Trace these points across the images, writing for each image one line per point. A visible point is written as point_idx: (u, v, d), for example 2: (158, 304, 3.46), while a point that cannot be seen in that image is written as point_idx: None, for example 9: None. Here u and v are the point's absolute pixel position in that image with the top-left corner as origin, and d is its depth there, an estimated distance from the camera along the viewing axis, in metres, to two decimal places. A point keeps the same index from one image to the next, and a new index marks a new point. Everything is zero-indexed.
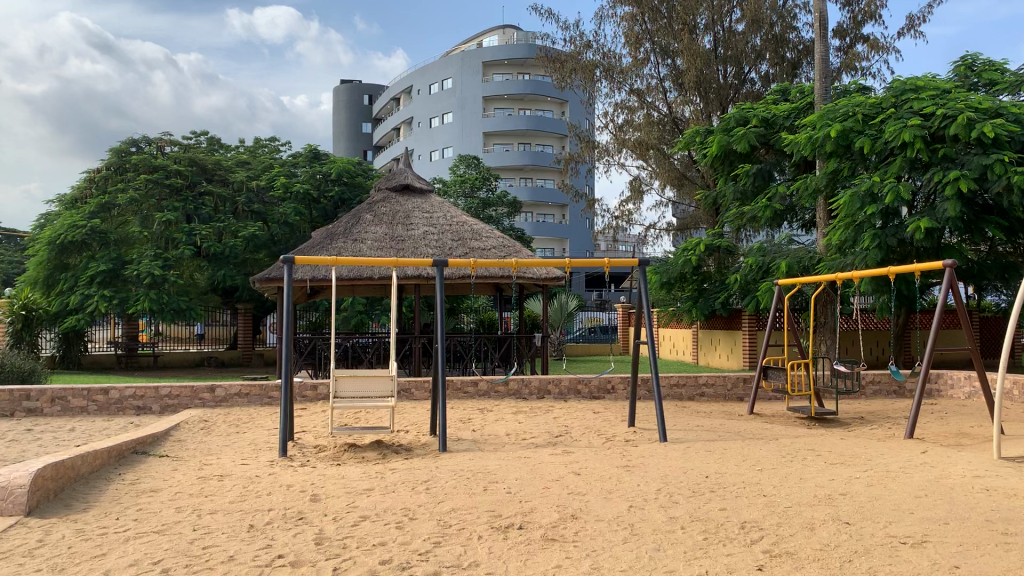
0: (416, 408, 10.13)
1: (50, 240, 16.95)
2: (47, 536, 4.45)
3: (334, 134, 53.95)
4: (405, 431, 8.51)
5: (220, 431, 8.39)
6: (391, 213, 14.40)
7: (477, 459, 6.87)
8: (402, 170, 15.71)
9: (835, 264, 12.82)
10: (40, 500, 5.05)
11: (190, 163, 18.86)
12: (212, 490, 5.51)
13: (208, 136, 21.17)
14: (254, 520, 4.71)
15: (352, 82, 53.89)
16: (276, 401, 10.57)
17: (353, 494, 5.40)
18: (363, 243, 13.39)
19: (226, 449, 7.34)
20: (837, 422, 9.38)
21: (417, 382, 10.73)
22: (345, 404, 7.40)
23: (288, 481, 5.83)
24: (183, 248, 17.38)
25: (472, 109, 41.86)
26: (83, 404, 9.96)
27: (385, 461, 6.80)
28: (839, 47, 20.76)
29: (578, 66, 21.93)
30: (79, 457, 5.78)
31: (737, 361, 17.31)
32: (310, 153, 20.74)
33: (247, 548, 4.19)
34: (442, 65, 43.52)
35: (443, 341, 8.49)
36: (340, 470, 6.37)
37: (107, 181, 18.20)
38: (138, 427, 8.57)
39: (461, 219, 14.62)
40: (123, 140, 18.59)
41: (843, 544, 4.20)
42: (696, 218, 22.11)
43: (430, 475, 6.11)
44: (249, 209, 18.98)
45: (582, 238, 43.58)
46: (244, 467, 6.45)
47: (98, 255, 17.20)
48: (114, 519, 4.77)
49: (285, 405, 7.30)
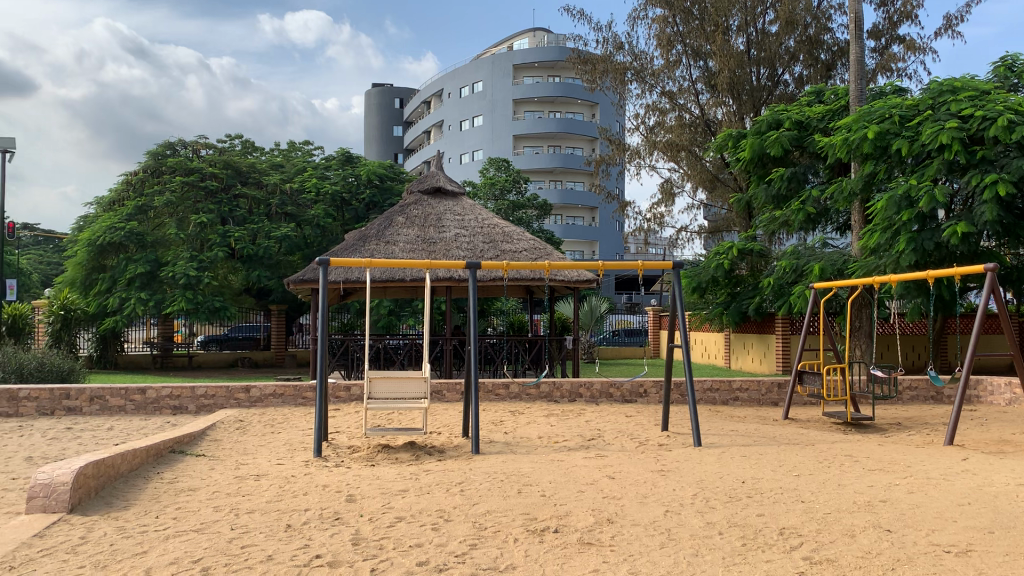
0: (448, 410, 10.14)
1: (89, 242, 17.26)
2: (89, 533, 4.52)
3: (365, 138, 54.46)
4: (438, 433, 8.55)
5: (256, 431, 8.47)
6: (423, 216, 14.45)
7: (511, 461, 6.87)
8: (433, 173, 15.77)
9: (869, 267, 12.66)
10: (81, 498, 5.12)
11: (224, 165, 19.08)
12: (249, 490, 5.55)
13: (242, 139, 21.46)
14: (291, 520, 4.74)
15: (383, 86, 54.24)
16: (310, 401, 10.64)
17: (388, 495, 5.42)
18: (395, 246, 13.46)
19: (262, 449, 7.41)
20: (873, 428, 9.24)
21: (449, 384, 10.76)
22: (379, 405, 7.43)
23: (324, 481, 5.86)
24: (218, 249, 17.57)
25: (502, 112, 41.93)
26: (121, 403, 10.10)
27: (419, 463, 6.83)
28: (874, 48, 20.51)
29: (609, 68, 21.85)
30: (120, 455, 5.86)
31: (770, 366, 17.15)
32: (343, 156, 20.85)
33: (285, 548, 4.21)
34: (473, 69, 43.61)
35: (476, 342, 8.45)
36: (375, 471, 6.40)
37: (144, 183, 18.53)
38: (174, 427, 8.67)
39: (493, 222, 14.65)
40: (160, 143, 18.82)
41: (885, 552, 4.14)
42: (729, 221, 21.94)
43: (465, 477, 6.11)
44: (283, 211, 19.24)
45: (611, 240, 43.47)
46: (280, 466, 6.50)
47: (135, 257, 17.49)
48: (154, 518, 4.82)
49: (319, 406, 7.32)
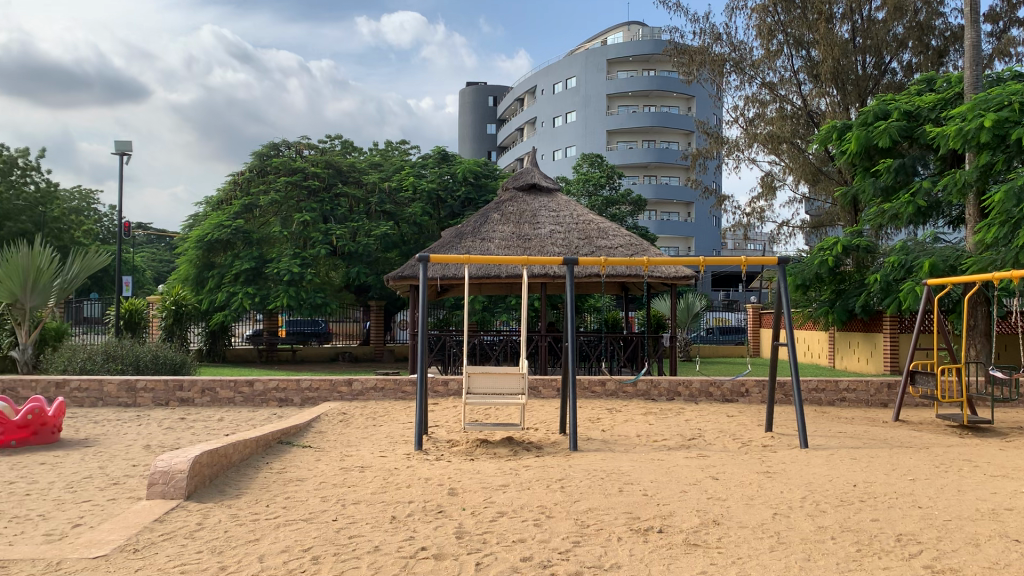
0: (545, 407, 10.13)
1: (199, 240, 18.03)
2: (204, 520, 4.69)
3: (459, 136, 55.05)
4: (536, 429, 8.54)
5: (358, 424, 8.65)
6: (518, 212, 14.48)
7: (611, 459, 6.80)
8: (528, 170, 15.78)
9: (986, 262, 12.00)
10: (197, 486, 5.33)
11: (326, 165, 19.58)
12: (354, 481, 5.66)
13: (342, 139, 22.03)
14: (395, 512, 4.81)
15: (477, 84, 54.71)
16: (409, 395, 10.81)
17: (489, 490, 5.44)
18: (491, 242, 13.54)
19: (365, 441, 7.55)
20: (993, 433, 8.76)
21: (545, 380, 10.75)
22: (477, 400, 7.47)
23: (426, 475, 5.93)
24: (320, 247, 18.06)
25: (596, 108, 41.66)
26: (230, 395, 10.50)
27: (518, 459, 6.83)
28: (992, 33, 19.45)
29: (706, 60, 21.42)
30: (232, 445, 6.08)
31: (877, 366, 16.51)
32: (439, 155, 21.11)
33: (391, 539, 4.27)
34: (566, 65, 43.51)
35: (574, 338, 8.39)
36: (475, 465, 6.44)
37: (250, 183, 19.23)
38: (280, 418, 8.95)
39: (588, 218, 14.56)
40: (265, 144, 19.51)
41: (1015, 564, 3.90)
42: (832, 215, 21.23)
43: (565, 474, 6.07)
44: (381, 209, 19.56)
45: (708, 236, 42.66)
46: (383, 459, 6.61)
47: (241, 254, 18.15)
48: (265, 506, 4.97)
49: (419, 401, 7.41)
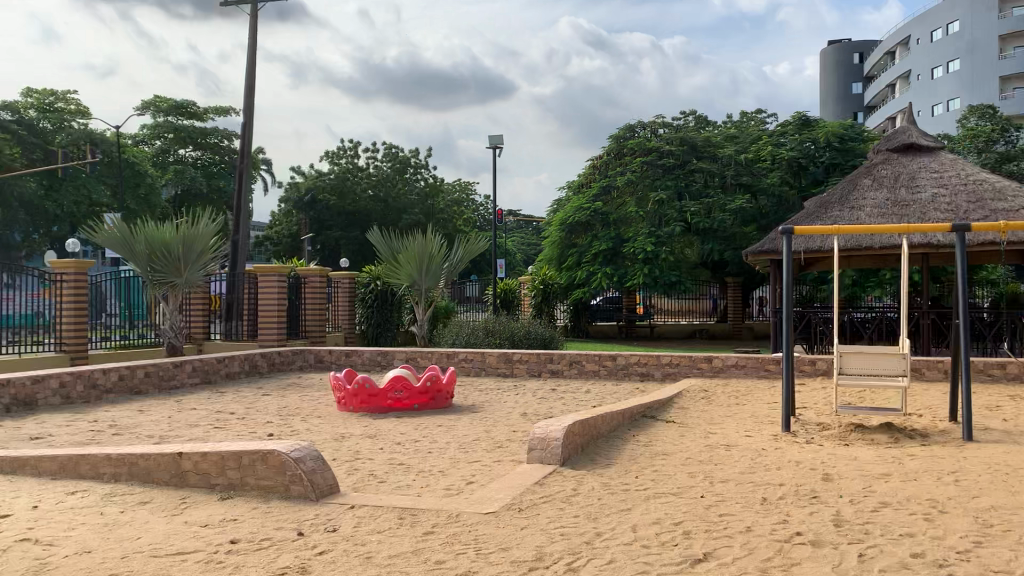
0: (930, 391, 9.18)
1: (562, 223, 19.60)
2: (580, 486, 4.97)
3: (821, 100, 51.80)
4: (920, 415, 7.77)
5: (721, 400, 8.55)
6: (893, 176, 13.25)
7: (1018, 453, 5.94)
8: (905, 128, 14.28)
9: None
10: (570, 454, 5.64)
11: (682, 142, 19.56)
12: (721, 458, 5.60)
13: (697, 115, 22.12)
14: (766, 493, 4.66)
15: (841, 42, 50.93)
16: (773, 374, 10.37)
17: (869, 478, 5.04)
18: (861, 211, 12.60)
19: (729, 418, 7.45)
20: None
21: (930, 362, 9.73)
22: (851, 380, 6.97)
23: (797, 457, 5.67)
24: (675, 224, 18.24)
25: (985, 53, 36.61)
26: (596, 368, 11.00)
27: (901, 446, 6.26)
28: None
29: None
30: (602, 417, 6.34)
31: None
32: (799, 120, 20.12)
33: (763, 520, 4.16)
34: (947, 8, 38.74)
35: (968, 314, 7.41)
36: (851, 450, 6.02)
37: (609, 165, 20.16)
38: (644, 393, 9.17)
39: (981, 177, 12.83)
40: (623, 127, 20.23)
41: None
42: None
43: (959, 466, 5.44)
44: (738, 183, 19.01)
45: None
46: (749, 438, 6.46)
47: (600, 234, 19.06)
48: (634, 477, 5.12)
49: (786, 379, 7.11)
